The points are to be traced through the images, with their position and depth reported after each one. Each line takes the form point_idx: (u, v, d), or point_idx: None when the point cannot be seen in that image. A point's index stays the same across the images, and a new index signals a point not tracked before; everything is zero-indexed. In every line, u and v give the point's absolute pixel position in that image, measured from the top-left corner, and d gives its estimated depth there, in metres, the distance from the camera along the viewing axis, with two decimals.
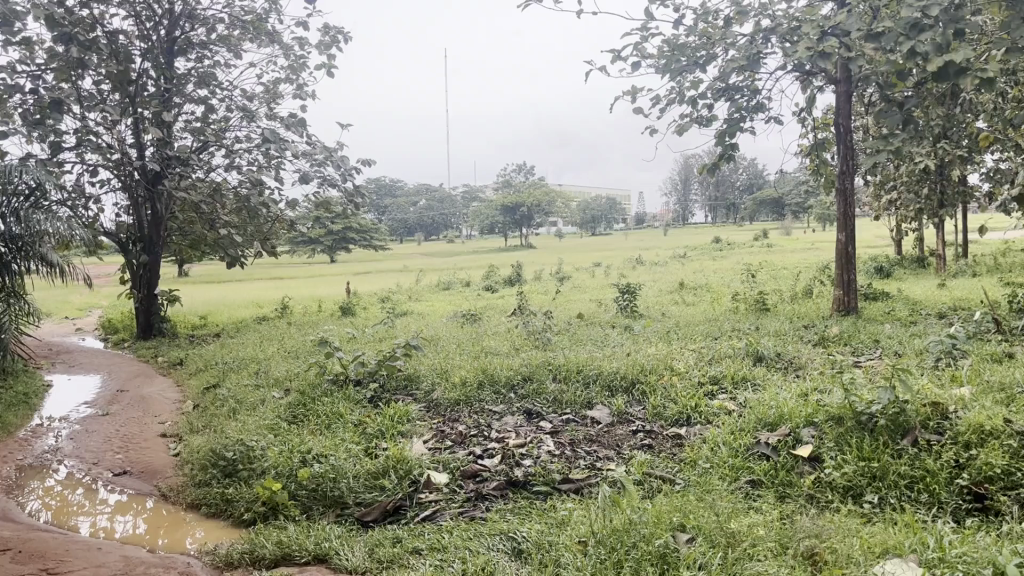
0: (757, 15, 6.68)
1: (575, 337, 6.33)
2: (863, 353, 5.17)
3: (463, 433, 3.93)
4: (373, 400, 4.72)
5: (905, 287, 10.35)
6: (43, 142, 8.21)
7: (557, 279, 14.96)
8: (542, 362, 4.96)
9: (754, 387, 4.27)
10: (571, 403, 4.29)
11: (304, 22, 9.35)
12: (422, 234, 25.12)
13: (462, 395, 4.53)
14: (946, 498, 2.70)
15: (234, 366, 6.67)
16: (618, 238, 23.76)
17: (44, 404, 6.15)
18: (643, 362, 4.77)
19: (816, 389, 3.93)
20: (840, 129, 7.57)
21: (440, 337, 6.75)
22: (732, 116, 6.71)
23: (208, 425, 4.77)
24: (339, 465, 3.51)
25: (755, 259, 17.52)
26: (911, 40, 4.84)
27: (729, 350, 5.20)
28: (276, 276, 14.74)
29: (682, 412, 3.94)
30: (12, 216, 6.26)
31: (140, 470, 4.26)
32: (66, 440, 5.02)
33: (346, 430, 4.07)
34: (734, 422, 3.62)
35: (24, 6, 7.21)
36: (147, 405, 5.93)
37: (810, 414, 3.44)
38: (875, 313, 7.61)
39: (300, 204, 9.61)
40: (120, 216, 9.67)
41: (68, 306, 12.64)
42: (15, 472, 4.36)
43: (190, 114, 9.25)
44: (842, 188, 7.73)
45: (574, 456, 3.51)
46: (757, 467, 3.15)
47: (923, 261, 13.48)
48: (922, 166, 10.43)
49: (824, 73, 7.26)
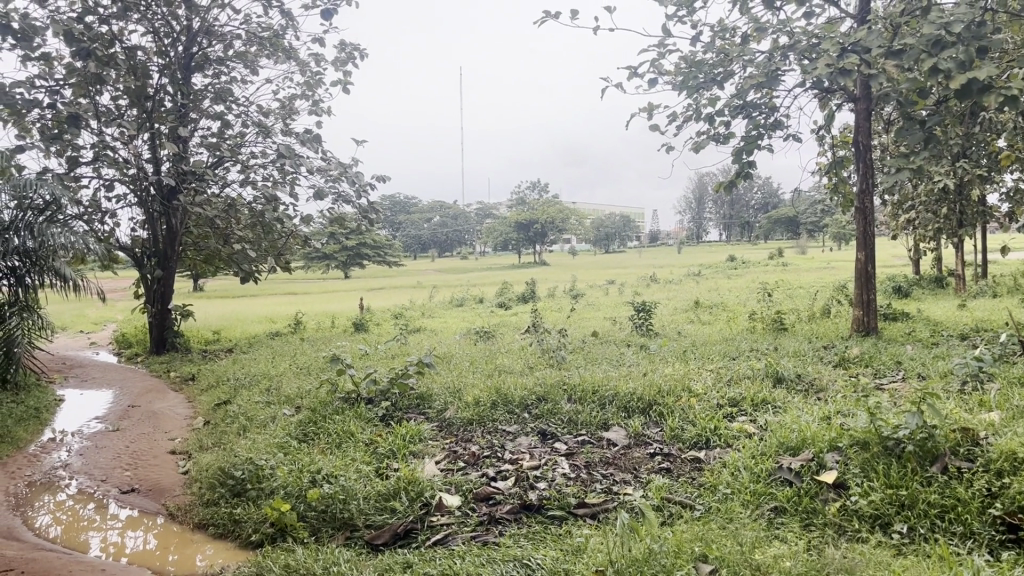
0: (776, 32, 6.62)
1: (590, 355, 6.25)
2: (885, 375, 5.05)
3: (475, 454, 3.85)
4: (385, 419, 4.64)
5: (925, 308, 10.19)
6: (60, 157, 8.23)
7: (570, 296, 14.91)
8: (557, 381, 4.87)
9: (775, 409, 4.17)
10: (587, 424, 4.19)
11: (321, 39, 9.40)
12: (436, 250, 25.30)
13: (475, 414, 4.45)
14: (979, 529, 2.58)
15: (246, 382, 6.60)
16: (632, 256, 23.67)
17: (55, 418, 6.11)
18: (660, 382, 4.66)
19: (840, 412, 3.82)
20: (860, 146, 7.48)
21: (453, 355, 6.68)
22: (750, 133, 6.65)
23: (218, 443, 4.71)
24: (350, 486, 3.43)
25: (771, 277, 17.41)
26: (934, 58, 4.86)
27: (748, 371, 5.09)
28: (290, 291, 14.75)
29: (701, 435, 3.84)
30: (26, 230, 6.23)
31: (148, 488, 4.20)
32: (76, 455, 4.98)
33: (357, 450, 3.99)
34: (755, 445, 3.53)
35: (44, 22, 7.25)
36: (157, 421, 5.88)
37: (834, 438, 3.34)
38: (895, 334, 7.47)
39: (315, 219, 9.57)
40: (135, 231, 9.70)
41: (83, 320, 12.68)
42: (25, 487, 4.32)
43: (206, 130, 9.27)
44: (861, 207, 7.63)
45: (589, 479, 3.42)
46: (779, 493, 3.05)
47: (941, 281, 13.31)
48: (941, 184, 10.31)
49: (843, 90, 7.21)
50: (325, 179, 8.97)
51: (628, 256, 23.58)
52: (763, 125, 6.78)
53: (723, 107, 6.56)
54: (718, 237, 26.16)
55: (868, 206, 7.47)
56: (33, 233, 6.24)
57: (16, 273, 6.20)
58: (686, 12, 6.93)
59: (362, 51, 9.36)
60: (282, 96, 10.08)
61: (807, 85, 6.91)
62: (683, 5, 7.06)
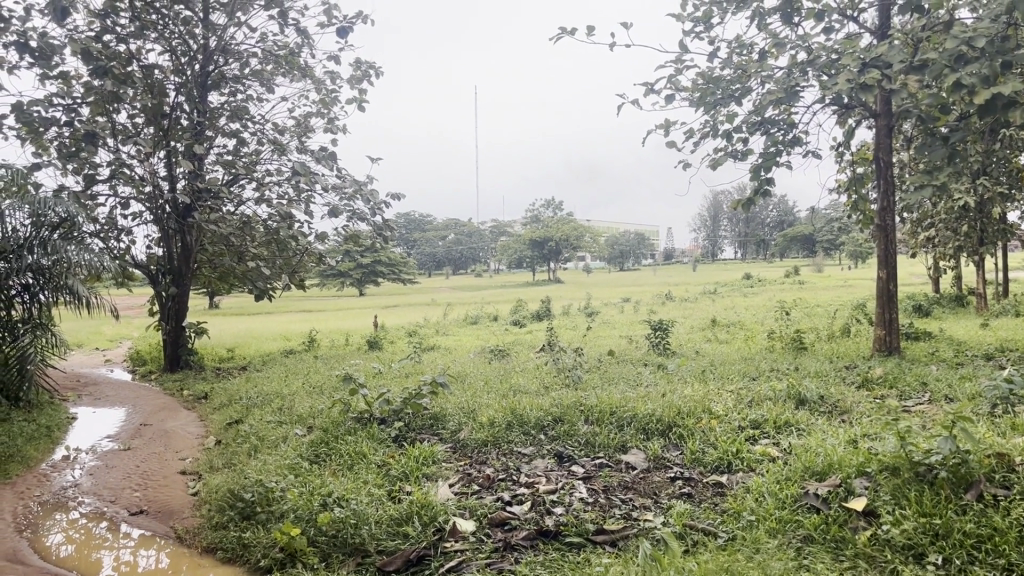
0: (795, 47, 6.55)
1: (607, 375, 6.15)
2: (911, 397, 4.91)
3: (490, 476, 3.75)
4: (398, 439, 4.55)
5: (947, 327, 10.03)
6: (77, 175, 8.25)
7: (585, 314, 14.82)
8: (573, 402, 4.75)
9: (799, 432, 4.04)
10: (605, 446, 4.08)
11: (336, 56, 9.42)
12: (450, 267, 25.35)
13: (490, 435, 4.35)
14: (1018, 559, 2.44)
15: (258, 401, 6.53)
16: (647, 273, 23.55)
17: (67, 436, 6.06)
18: (679, 403, 4.54)
19: (868, 436, 3.70)
20: (880, 163, 7.36)
21: (468, 374, 6.59)
22: (768, 150, 6.56)
23: (228, 464, 4.63)
24: (361, 510, 3.34)
25: (788, 295, 17.25)
26: (957, 73, 4.78)
27: (769, 392, 4.96)
28: (304, 309, 14.72)
29: (722, 458, 3.72)
30: (41, 248, 6.22)
31: (158, 509, 4.12)
32: (86, 474, 4.92)
33: (369, 472, 3.91)
34: (779, 470, 3.42)
35: (62, 40, 7.29)
36: (168, 441, 5.81)
37: (862, 463, 3.23)
38: (919, 354, 7.31)
39: (330, 237, 9.52)
40: (150, 248, 9.71)
41: (99, 337, 12.70)
42: (35, 507, 4.26)
43: (222, 147, 9.28)
44: (882, 225, 7.50)
45: (607, 504, 3.31)
46: (807, 520, 2.93)
47: (962, 300, 13.12)
48: (962, 202, 10.16)
49: (862, 106, 7.12)
50: (340, 197, 8.95)
51: (643, 273, 23.47)
52: (782, 142, 6.70)
53: (741, 124, 6.48)
54: (734, 254, 25.98)
55: (889, 224, 7.34)
56: (47, 251, 6.24)
57: (29, 290, 6.23)
58: (703, 28, 6.88)
59: (377, 69, 9.36)
60: (298, 113, 10.10)
61: (828, 101, 6.83)
62: (700, 21, 7.00)
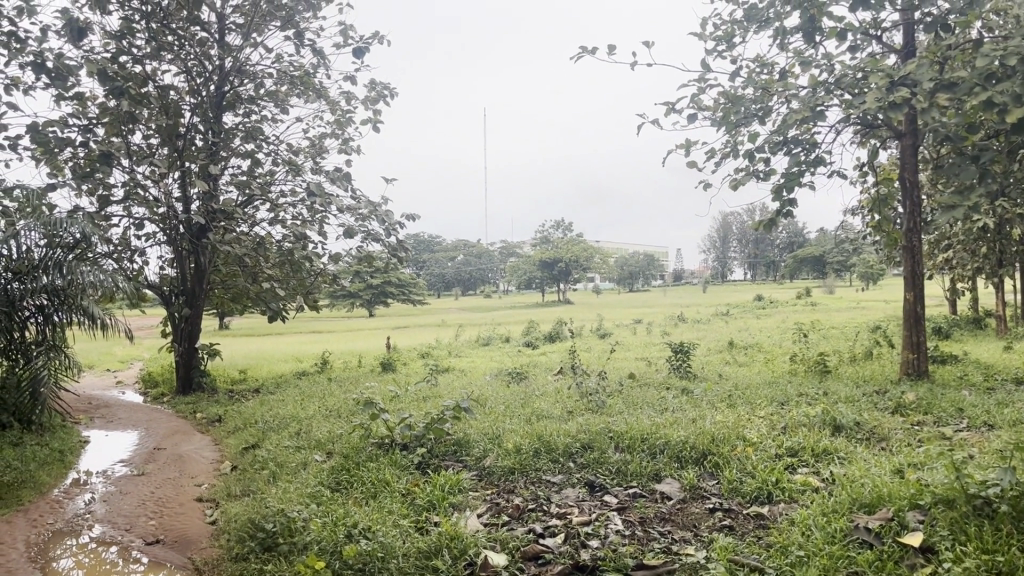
0: (819, 67, 6.45)
1: (630, 399, 5.99)
2: (948, 424, 4.75)
3: (520, 506, 3.62)
4: (421, 467, 4.42)
5: (971, 350, 9.83)
6: (91, 195, 8.20)
7: (598, 336, 14.64)
8: (602, 429, 4.61)
9: (840, 460, 3.90)
10: (637, 475, 3.95)
11: (352, 77, 9.39)
12: (459, 288, 25.20)
13: (517, 463, 4.22)
14: None
15: (275, 425, 6.41)
16: (659, 294, 23.36)
17: (80, 461, 5.94)
18: (712, 430, 4.39)
19: (914, 466, 3.56)
20: (906, 183, 7.23)
21: (488, 398, 6.44)
22: (791, 170, 6.45)
23: (246, 492, 4.50)
24: (388, 542, 3.20)
25: (804, 317, 17.02)
26: (988, 92, 4.69)
27: (802, 418, 4.80)
28: (316, 330, 14.63)
29: (761, 488, 3.58)
30: (55, 269, 6.15)
31: (174, 539, 3.98)
32: (99, 501, 4.79)
33: (393, 501, 3.78)
34: (824, 501, 3.26)
35: (78, 61, 7.26)
36: (182, 466, 5.68)
37: (914, 495, 3.08)
38: (948, 378, 7.13)
39: (344, 257, 9.40)
40: (163, 269, 9.65)
41: (110, 359, 12.62)
42: (46, 534, 4.14)
43: (236, 168, 9.22)
44: (908, 247, 7.36)
45: (646, 537, 3.17)
46: (859, 557, 2.77)
47: (980, 323, 12.92)
48: (983, 223, 10.00)
49: (888, 126, 7.00)
50: (355, 218, 8.87)
51: (654, 294, 23.30)
52: (805, 162, 6.58)
53: (764, 143, 6.37)
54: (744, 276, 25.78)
55: (915, 245, 7.19)
56: (61, 270, 6.17)
57: (44, 311, 6.15)
58: (724, 47, 6.81)
59: (392, 90, 9.34)
60: (312, 134, 10.05)
61: (853, 120, 6.72)
62: (721, 40, 6.93)
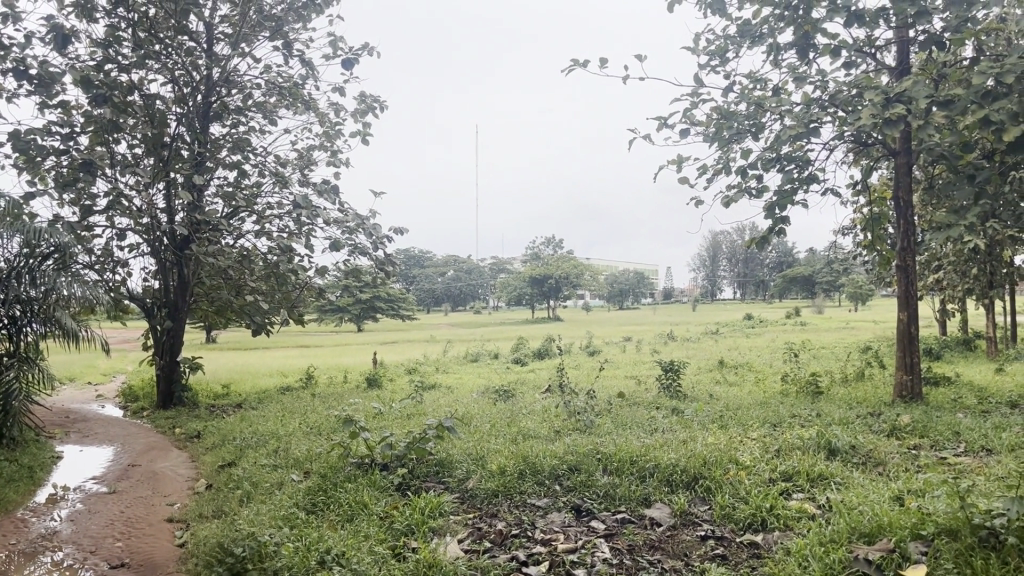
0: (813, 83, 6.37)
1: (619, 419, 5.83)
2: (945, 449, 4.61)
3: (503, 532, 3.46)
4: (401, 488, 4.25)
5: (962, 372, 9.72)
6: (73, 205, 8.01)
7: (587, 354, 14.46)
8: (590, 450, 4.45)
9: (836, 486, 3.76)
10: (626, 499, 3.80)
11: (342, 89, 9.27)
12: (449, 304, 25.03)
13: (501, 485, 4.06)
14: None
15: (253, 442, 6.21)
16: (647, 310, 23.23)
17: (51, 476, 5.73)
18: (704, 453, 4.23)
19: (912, 493, 3.42)
20: (899, 201, 7.12)
21: (473, 416, 6.26)
22: (783, 187, 6.35)
23: (219, 513, 4.32)
24: (361, 570, 3.03)
25: (795, 338, 16.89)
26: (986, 109, 4.60)
27: (796, 440, 4.66)
28: (302, 344, 14.44)
29: (755, 515, 3.43)
30: (28, 277, 5.99)
31: (140, 562, 3.80)
32: (67, 520, 4.59)
33: (370, 525, 3.61)
34: (821, 530, 3.11)
35: (62, 69, 7.10)
36: (155, 484, 5.49)
37: (915, 525, 2.93)
38: (942, 400, 7.00)
39: (330, 271, 9.21)
40: (146, 280, 9.47)
41: (91, 372, 12.39)
42: (10, 555, 3.94)
43: (223, 179, 9.06)
44: (901, 267, 7.24)
45: (634, 567, 3.02)
46: None
47: (969, 344, 12.83)
48: (975, 244, 9.91)
49: (881, 144, 6.92)
50: (342, 231, 8.71)
51: (644, 311, 23.15)
52: (798, 179, 6.49)
53: (757, 160, 6.28)
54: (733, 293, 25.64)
55: (909, 264, 7.05)
56: (36, 282, 6.05)
57: (17, 322, 5.95)
58: (718, 62, 6.72)
59: (382, 103, 9.22)
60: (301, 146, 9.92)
61: (847, 138, 6.64)
62: (715, 55, 6.85)
